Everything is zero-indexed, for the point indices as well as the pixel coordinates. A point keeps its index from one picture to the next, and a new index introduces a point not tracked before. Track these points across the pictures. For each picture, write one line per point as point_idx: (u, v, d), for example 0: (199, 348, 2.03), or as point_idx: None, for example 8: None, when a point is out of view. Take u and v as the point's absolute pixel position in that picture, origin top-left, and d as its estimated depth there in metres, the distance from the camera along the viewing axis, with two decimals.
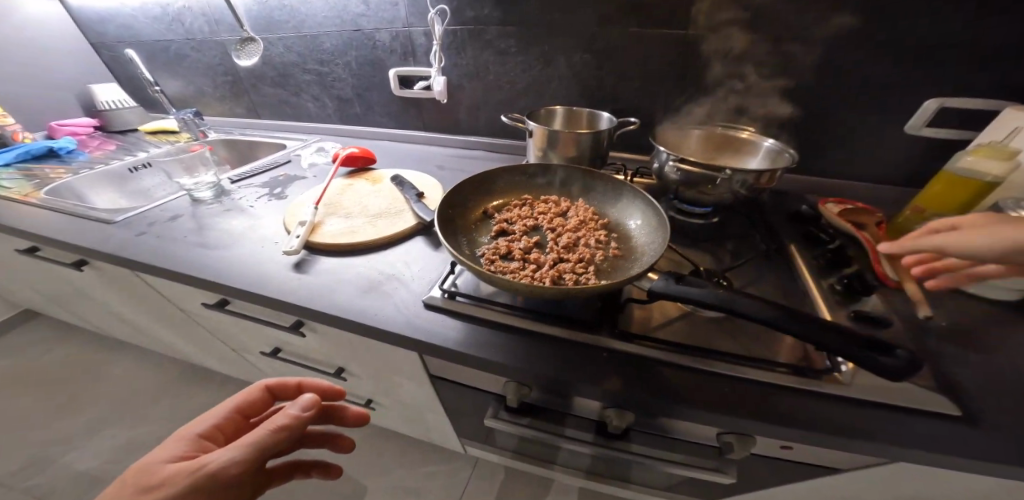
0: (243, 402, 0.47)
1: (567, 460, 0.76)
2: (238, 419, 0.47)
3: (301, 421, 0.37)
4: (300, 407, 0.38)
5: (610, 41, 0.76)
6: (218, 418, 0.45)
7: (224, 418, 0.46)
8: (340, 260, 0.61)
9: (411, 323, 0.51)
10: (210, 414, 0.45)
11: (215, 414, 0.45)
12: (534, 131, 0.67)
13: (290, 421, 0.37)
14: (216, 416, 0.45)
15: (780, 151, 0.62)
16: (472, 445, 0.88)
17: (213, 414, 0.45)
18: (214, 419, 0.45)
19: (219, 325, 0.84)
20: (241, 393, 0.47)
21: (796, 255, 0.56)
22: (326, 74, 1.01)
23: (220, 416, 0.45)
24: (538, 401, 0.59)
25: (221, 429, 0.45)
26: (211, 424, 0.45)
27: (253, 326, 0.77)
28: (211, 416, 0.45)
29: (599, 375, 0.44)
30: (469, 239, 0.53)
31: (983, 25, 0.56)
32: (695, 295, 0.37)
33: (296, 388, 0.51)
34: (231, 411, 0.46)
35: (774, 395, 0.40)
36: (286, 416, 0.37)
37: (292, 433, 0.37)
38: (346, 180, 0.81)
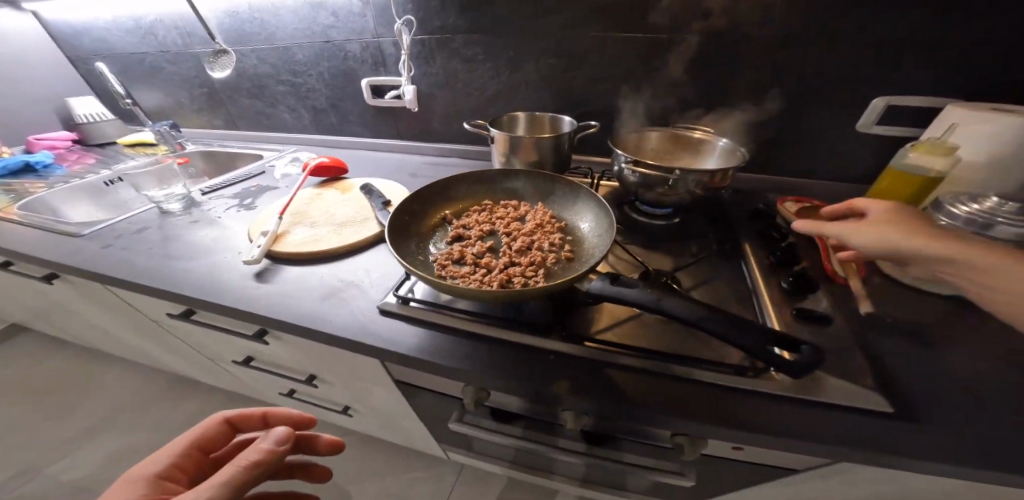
0: (207, 436, 0.46)
1: (562, 469, 0.71)
2: (200, 451, 0.46)
3: (273, 455, 0.37)
4: (272, 441, 0.38)
5: (573, 48, 0.78)
6: (179, 453, 0.44)
7: (190, 453, 0.45)
8: (301, 269, 0.61)
9: (367, 330, 0.51)
10: (181, 449, 0.44)
11: (172, 453, 0.43)
12: (496, 137, 0.68)
13: (262, 456, 0.37)
14: (181, 452, 0.44)
15: (734, 151, 0.63)
16: (458, 452, 0.84)
17: (175, 451, 0.44)
18: (184, 455, 0.44)
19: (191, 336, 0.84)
20: (197, 427, 0.46)
21: (749, 254, 0.57)
22: (300, 85, 1.02)
23: (181, 449, 0.44)
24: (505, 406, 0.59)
25: (189, 461, 0.44)
26: (177, 463, 0.43)
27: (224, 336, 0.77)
28: (180, 452, 0.44)
29: (546, 379, 0.44)
30: (423, 245, 0.54)
31: (924, 25, 0.57)
32: (626, 295, 0.37)
33: (261, 419, 0.50)
34: (185, 449, 0.44)
35: (715, 394, 0.40)
36: (260, 450, 0.37)
37: (264, 469, 0.37)
38: (316, 189, 0.81)
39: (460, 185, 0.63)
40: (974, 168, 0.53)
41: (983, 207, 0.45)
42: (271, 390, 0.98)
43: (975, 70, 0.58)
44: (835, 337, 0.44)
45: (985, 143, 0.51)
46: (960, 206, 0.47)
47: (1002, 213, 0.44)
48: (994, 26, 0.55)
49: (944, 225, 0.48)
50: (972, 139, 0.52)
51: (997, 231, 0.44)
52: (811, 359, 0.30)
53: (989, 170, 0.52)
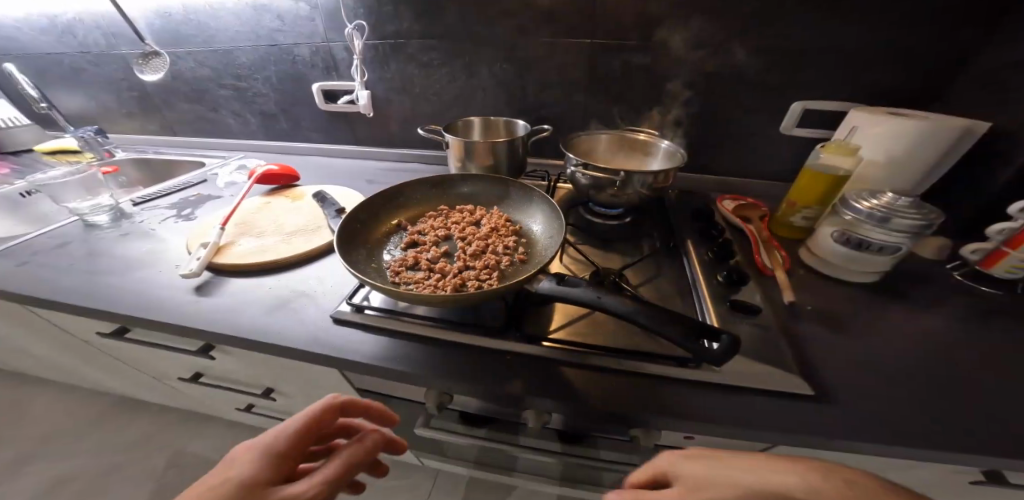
0: (332, 413, 0.41)
1: (526, 465, 0.74)
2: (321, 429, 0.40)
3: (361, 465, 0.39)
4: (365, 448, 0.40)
5: (524, 54, 0.80)
6: (296, 431, 0.39)
7: (297, 435, 0.39)
8: (248, 280, 0.58)
9: (319, 340, 0.49)
10: (295, 428, 0.39)
11: (287, 433, 0.39)
12: (451, 142, 0.69)
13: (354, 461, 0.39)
14: (292, 430, 0.39)
15: (676, 152, 0.67)
16: (429, 457, 0.83)
17: (296, 431, 0.39)
18: (298, 434, 0.39)
19: (131, 354, 0.76)
20: (322, 400, 0.41)
21: (691, 250, 0.61)
22: (245, 90, 0.98)
23: (298, 426, 0.39)
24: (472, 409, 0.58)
25: (293, 441, 0.39)
26: (281, 446, 0.38)
27: (165, 355, 0.72)
28: (290, 433, 0.39)
29: (504, 379, 0.45)
30: (377, 252, 0.53)
31: (828, 41, 0.64)
32: (570, 295, 0.39)
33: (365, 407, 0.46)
34: (306, 424, 0.40)
35: (659, 385, 0.43)
36: (356, 454, 0.39)
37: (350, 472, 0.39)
38: (263, 198, 0.77)
39: (414, 191, 0.63)
40: (877, 166, 0.60)
41: (882, 201, 0.51)
42: (226, 408, 0.91)
43: (872, 80, 0.66)
44: (764, 326, 0.48)
45: (884, 144, 0.58)
46: (863, 202, 0.53)
47: (895, 207, 0.50)
48: (883, 43, 0.63)
49: (850, 219, 0.54)
50: (873, 141, 0.59)
51: (894, 223, 0.50)
52: (726, 350, 0.36)
53: (887, 168, 0.60)
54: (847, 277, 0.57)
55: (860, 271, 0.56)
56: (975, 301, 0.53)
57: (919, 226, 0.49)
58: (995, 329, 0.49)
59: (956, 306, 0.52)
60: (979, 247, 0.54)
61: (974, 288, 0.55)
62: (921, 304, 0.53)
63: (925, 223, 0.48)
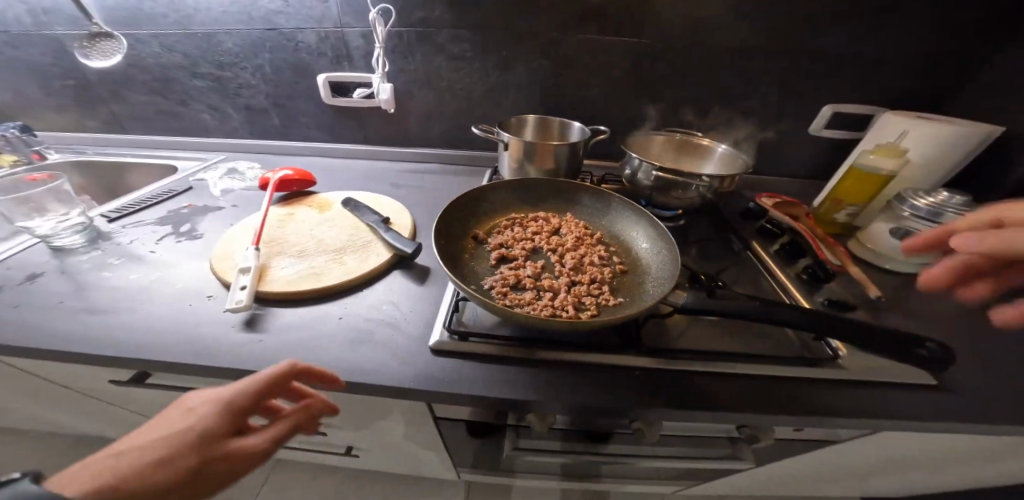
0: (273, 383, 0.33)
1: (596, 474, 0.72)
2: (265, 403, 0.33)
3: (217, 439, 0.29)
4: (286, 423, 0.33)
5: (566, 48, 0.76)
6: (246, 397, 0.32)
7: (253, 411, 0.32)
8: (306, 311, 0.49)
9: (425, 377, 0.43)
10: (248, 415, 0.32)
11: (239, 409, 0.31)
12: (509, 142, 0.64)
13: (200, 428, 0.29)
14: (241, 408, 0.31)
15: (733, 155, 0.68)
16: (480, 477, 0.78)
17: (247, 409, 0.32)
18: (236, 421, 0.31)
19: (124, 402, 0.62)
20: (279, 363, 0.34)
21: (760, 251, 0.63)
22: (223, 79, 0.79)
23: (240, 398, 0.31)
24: (569, 426, 0.55)
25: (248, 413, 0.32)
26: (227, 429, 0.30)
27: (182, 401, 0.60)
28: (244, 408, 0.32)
29: (644, 397, 0.43)
30: (469, 272, 0.48)
31: (864, 46, 0.68)
32: (729, 310, 0.38)
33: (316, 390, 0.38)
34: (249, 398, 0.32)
35: (790, 386, 0.44)
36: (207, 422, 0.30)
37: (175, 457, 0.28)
38: (283, 208, 0.66)
39: (484, 200, 0.58)
40: (913, 165, 0.65)
41: (935, 199, 0.56)
42: None
43: (896, 85, 0.71)
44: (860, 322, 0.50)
45: (923, 146, 0.63)
46: (920, 199, 0.57)
47: (952, 205, 0.55)
48: (909, 51, 0.68)
49: (907, 216, 0.58)
50: (914, 143, 0.63)
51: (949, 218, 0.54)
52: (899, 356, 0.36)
53: (921, 167, 0.65)
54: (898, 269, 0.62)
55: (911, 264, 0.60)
56: None
57: None
58: None
59: None
60: None
61: None
62: None
63: None
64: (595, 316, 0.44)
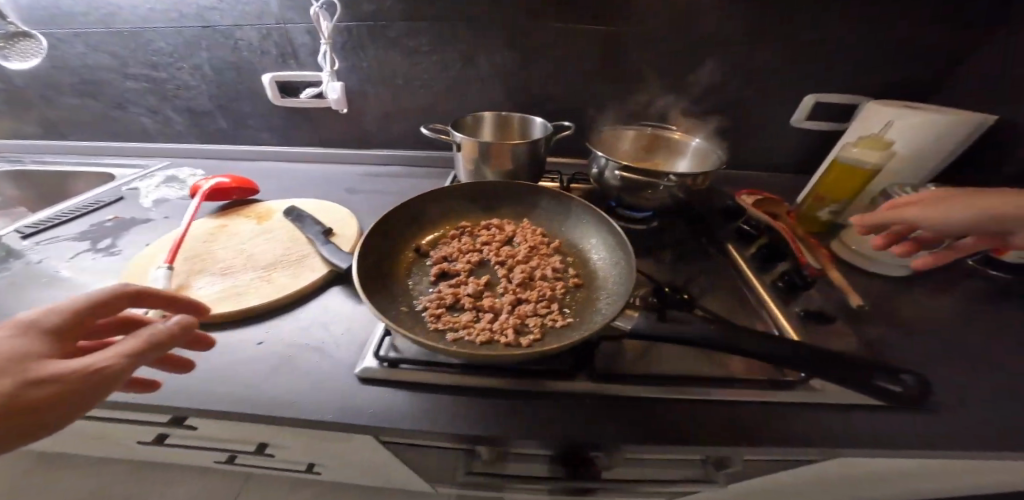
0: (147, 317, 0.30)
1: None
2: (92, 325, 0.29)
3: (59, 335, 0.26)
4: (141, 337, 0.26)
5: (528, 39, 0.70)
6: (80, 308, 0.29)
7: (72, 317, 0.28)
8: (222, 334, 0.44)
9: (346, 408, 0.38)
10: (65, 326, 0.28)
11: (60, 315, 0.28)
12: (462, 143, 0.58)
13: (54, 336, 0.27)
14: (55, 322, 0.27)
15: (710, 151, 0.63)
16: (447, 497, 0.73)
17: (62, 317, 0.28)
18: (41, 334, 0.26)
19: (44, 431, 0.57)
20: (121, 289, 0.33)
21: (735, 255, 0.58)
22: (159, 80, 0.73)
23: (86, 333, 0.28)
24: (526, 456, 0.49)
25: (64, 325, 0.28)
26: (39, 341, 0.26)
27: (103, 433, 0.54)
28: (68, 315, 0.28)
29: (595, 431, 0.37)
30: (403, 292, 0.43)
31: (848, 32, 0.63)
32: (685, 336, 0.33)
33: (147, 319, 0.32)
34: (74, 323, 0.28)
35: (764, 412, 0.39)
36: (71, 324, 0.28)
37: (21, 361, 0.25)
38: (217, 219, 0.61)
39: (430, 207, 0.53)
40: (901, 159, 0.60)
41: None
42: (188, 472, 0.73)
43: (883, 73, 0.66)
44: (844, 336, 0.45)
45: (912, 138, 0.58)
46: None
47: None
48: (898, 36, 0.62)
49: None
50: (902, 135, 0.58)
51: None
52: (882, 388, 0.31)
53: (910, 160, 0.60)
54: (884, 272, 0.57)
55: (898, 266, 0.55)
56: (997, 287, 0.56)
57: None
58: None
59: (985, 295, 0.55)
60: None
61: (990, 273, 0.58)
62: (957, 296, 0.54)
63: None
64: (537, 343, 0.39)
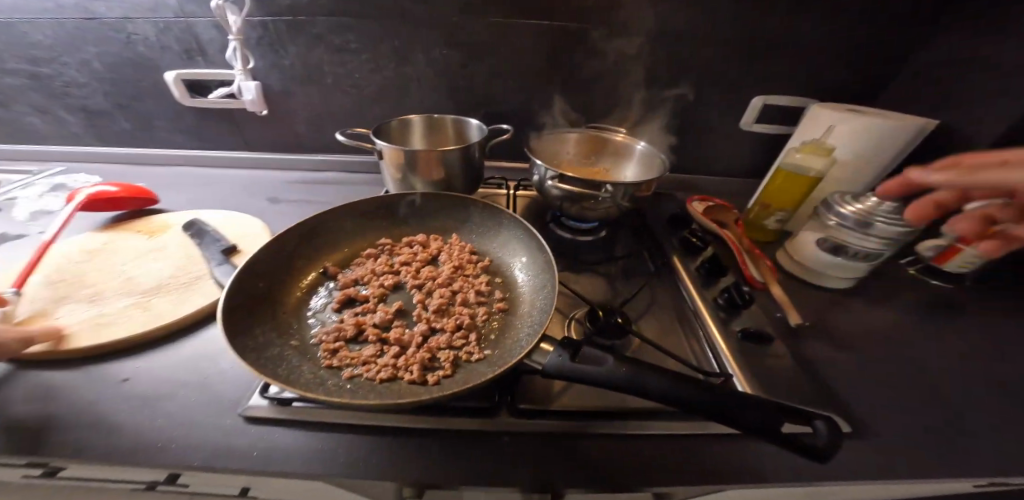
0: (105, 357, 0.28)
1: None
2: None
3: None
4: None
5: (466, 37, 0.65)
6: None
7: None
8: (76, 370, 0.37)
9: (214, 449, 0.32)
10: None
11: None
12: (384, 151, 0.53)
13: None
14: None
15: (654, 156, 0.59)
16: None
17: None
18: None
19: None
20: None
21: (680, 268, 0.55)
22: (43, 76, 0.64)
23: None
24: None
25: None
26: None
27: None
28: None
29: (505, 472, 0.33)
30: (297, 323, 0.37)
31: (792, 36, 0.61)
32: (597, 376, 0.29)
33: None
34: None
35: (695, 448, 0.35)
36: None
37: None
38: (103, 234, 0.53)
39: (343, 223, 0.48)
40: (844, 166, 0.59)
41: (863, 205, 0.49)
42: None
43: (828, 78, 0.65)
44: (783, 356, 0.43)
45: (853, 144, 0.57)
46: (847, 206, 0.50)
47: (880, 213, 0.48)
48: (841, 40, 0.61)
49: (834, 225, 0.51)
50: (843, 141, 0.57)
51: (878, 229, 0.48)
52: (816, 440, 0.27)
53: (853, 167, 0.59)
54: (825, 283, 0.56)
55: (838, 277, 0.54)
56: (934, 297, 0.56)
57: (903, 233, 0.48)
58: (959, 326, 0.51)
59: (922, 305, 0.54)
60: (933, 244, 0.58)
61: (928, 282, 0.58)
62: (896, 307, 0.54)
63: (909, 228, 0.47)
64: (445, 380, 0.34)
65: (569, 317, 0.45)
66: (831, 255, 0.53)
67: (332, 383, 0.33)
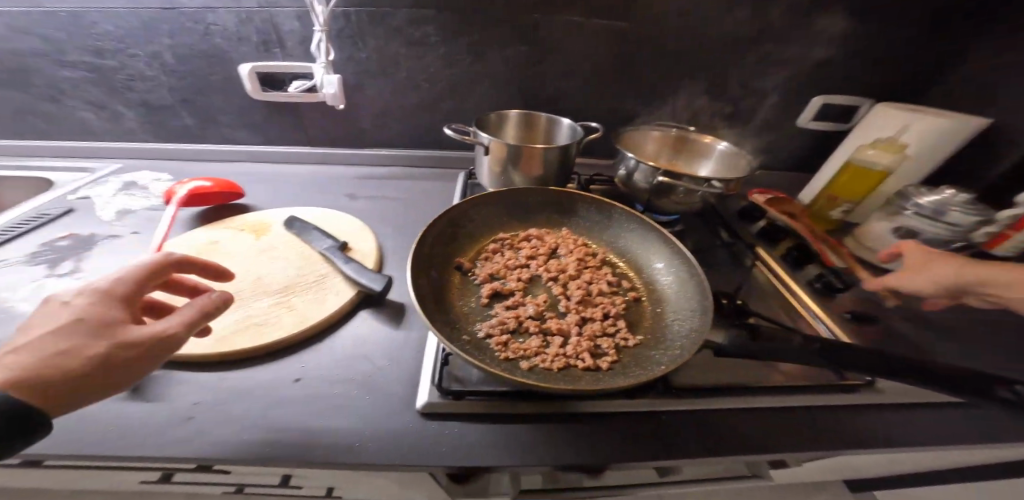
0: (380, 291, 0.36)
1: None
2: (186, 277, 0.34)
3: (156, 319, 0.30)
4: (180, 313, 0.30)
5: (547, 33, 0.65)
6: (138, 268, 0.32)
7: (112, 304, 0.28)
8: (240, 372, 0.37)
9: (406, 443, 0.33)
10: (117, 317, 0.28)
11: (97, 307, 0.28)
12: (490, 145, 0.54)
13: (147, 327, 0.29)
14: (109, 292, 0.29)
15: (737, 154, 0.61)
16: None
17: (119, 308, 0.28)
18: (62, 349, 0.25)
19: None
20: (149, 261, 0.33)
21: (766, 257, 0.58)
22: (105, 70, 0.61)
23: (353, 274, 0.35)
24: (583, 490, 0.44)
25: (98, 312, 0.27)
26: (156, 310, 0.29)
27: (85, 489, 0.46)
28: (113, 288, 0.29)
29: (677, 446, 0.35)
30: (458, 317, 0.39)
31: (859, 36, 0.64)
32: (787, 355, 0.31)
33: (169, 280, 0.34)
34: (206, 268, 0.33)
35: (835, 419, 0.38)
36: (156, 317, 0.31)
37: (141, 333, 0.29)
38: (205, 233, 0.52)
39: (464, 219, 0.49)
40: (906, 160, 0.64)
41: (941, 195, 0.54)
42: None
43: (886, 76, 0.68)
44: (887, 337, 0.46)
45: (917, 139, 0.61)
46: (923, 197, 0.55)
47: (956, 203, 0.53)
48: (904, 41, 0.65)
49: (910, 214, 0.56)
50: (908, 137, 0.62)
51: (956, 216, 0.52)
52: None
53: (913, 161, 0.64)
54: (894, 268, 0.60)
55: None
56: None
57: (977, 220, 0.52)
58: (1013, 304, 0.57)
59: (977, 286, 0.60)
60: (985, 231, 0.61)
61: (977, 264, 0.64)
62: None
63: (983, 216, 0.52)
64: (616, 366, 0.36)
65: None
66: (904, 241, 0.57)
67: (518, 373, 0.34)
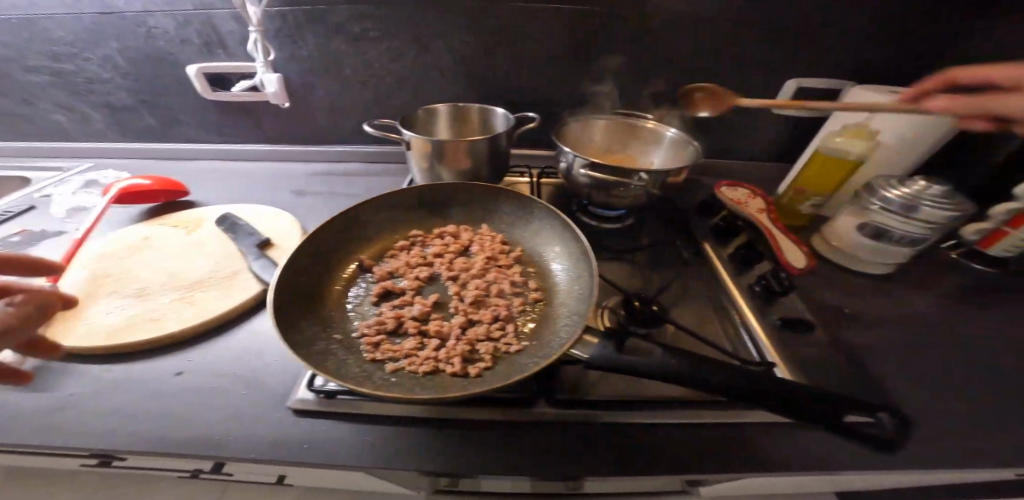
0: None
1: None
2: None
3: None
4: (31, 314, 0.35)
5: (490, 22, 0.62)
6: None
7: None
8: (130, 366, 0.38)
9: (267, 443, 0.33)
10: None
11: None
12: (411, 142, 0.52)
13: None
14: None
15: (684, 141, 0.58)
16: None
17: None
18: None
19: None
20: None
21: (712, 256, 0.54)
22: (67, 73, 0.65)
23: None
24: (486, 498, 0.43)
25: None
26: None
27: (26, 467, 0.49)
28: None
29: (548, 458, 0.33)
30: (338, 317, 0.38)
31: (835, 11, 0.58)
32: (650, 368, 0.29)
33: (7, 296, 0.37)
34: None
35: (746, 437, 0.34)
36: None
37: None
38: (141, 228, 0.54)
39: (374, 216, 0.48)
40: (884, 148, 0.57)
41: (910, 189, 0.47)
42: None
43: (872, 54, 0.61)
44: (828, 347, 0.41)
45: (894, 126, 0.55)
46: (891, 190, 0.48)
47: (927, 196, 0.46)
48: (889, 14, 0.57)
49: (876, 209, 0.50)
50: (885, 122, 0.55)
51: (925, 213, 0.46)
52: None
53: (894, 149, 0.57)
54: (863, 268, 0.54)
55: (877, 262, 0.53)
56: (980, 282, 0.54)
57: (951, 216, 0.46)
58: (1007, 312, 0.50)
59: (967, 290, 0.53)
60: (978, 227, 0.55)
61: (970, 265, 0.56)
62: (938, 294, 0.52)
63: (957, 212, 0.45)
64: (486, 371, 0.34)
65: (604, 307, 0.46)
66: (871, 239, 0.51)
67: (378, 377, 0.33)
